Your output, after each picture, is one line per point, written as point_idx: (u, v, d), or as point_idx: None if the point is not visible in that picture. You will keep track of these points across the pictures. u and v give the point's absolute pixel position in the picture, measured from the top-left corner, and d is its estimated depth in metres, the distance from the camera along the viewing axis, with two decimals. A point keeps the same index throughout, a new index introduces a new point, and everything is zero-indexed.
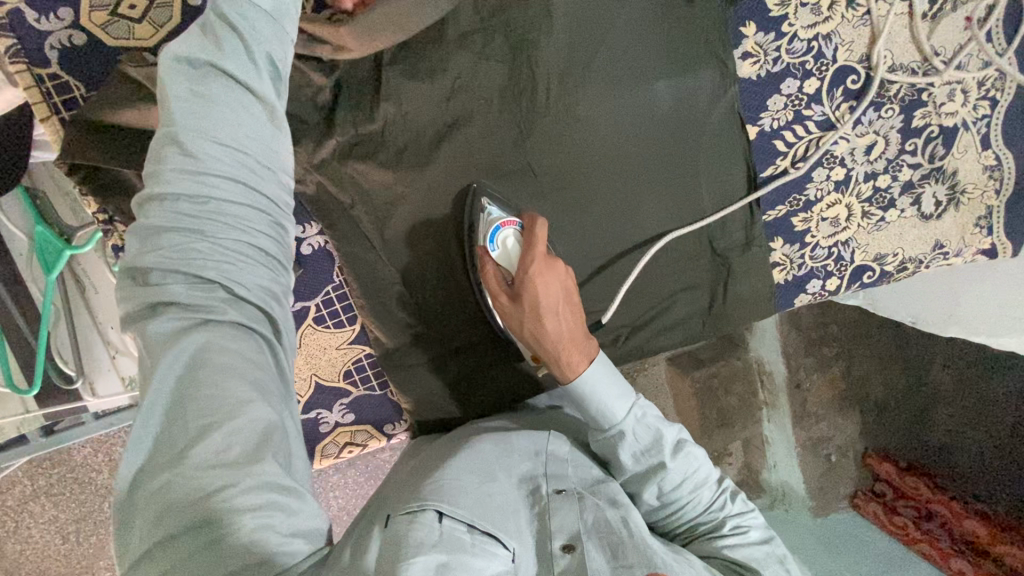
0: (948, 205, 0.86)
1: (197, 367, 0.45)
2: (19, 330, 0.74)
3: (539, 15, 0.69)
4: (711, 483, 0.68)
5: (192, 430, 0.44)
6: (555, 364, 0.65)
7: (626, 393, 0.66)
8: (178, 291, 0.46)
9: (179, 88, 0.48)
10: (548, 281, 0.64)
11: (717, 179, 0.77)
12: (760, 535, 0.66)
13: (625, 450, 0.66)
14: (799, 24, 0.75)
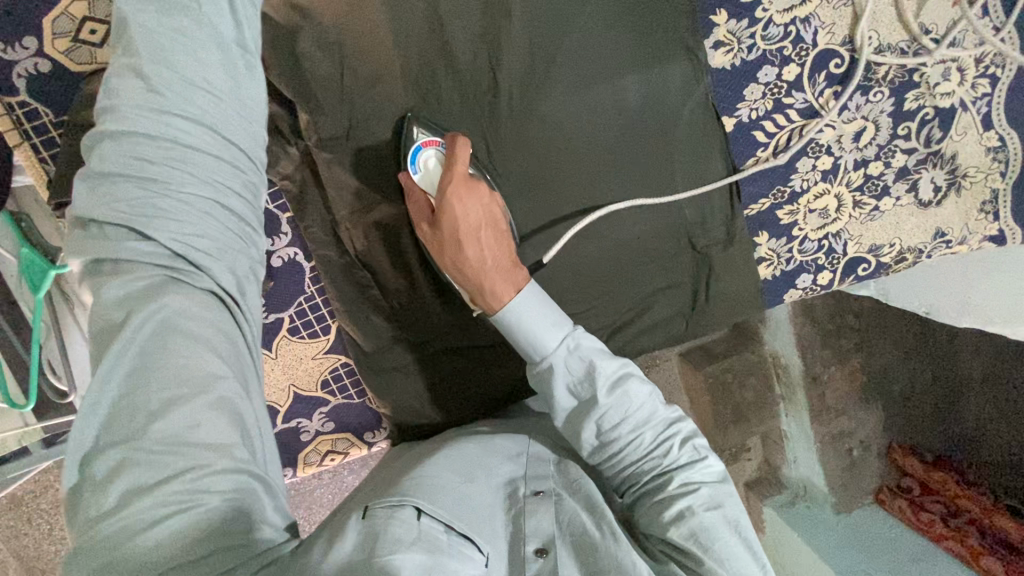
0: (948, 191, 0.82)
1: (165, 331, 0.45)
2: (12, 348, 0.76)
3: (498, 15, 0.67)
4: (655, 425, 0.63)
5: (155, 396, 0.43)
6: (481, 295, 0.65)
7: (560, 321, 0.65)
8: (144, 248, 0.46)
9: (150, 23, 0.48)
10: (466, 202, 0.63)
11: (694, 173, 0.75)
12: (711, 492, 0.60)
13: (561, 383, 0.64)
14: (774, 8, 0.72)
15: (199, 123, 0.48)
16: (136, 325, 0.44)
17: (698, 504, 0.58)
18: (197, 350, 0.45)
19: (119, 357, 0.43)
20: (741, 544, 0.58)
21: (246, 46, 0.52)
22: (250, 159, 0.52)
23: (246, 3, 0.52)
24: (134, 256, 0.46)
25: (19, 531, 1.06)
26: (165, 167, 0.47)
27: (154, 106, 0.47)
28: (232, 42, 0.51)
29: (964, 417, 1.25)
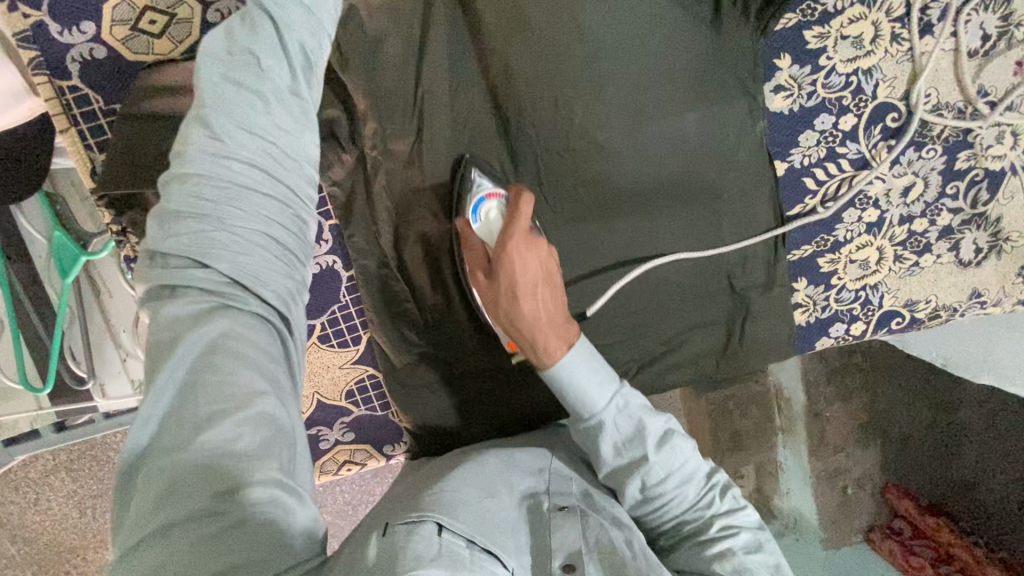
0: (988, 252, 0.81)
1: (211, 352, 0.43)
2: (35, 330, 0.75)
3: (561, 40, 0.65)
4: (700, 479, 0.64)
5: (197, 416, 0.41)
6: (531, 350, 0.63)
7: (609, 378, 0.63)
8: (194, 275, 0.45)
9: (214, 76, 0.49)
10: (526, 256, 0.62)
11: (741, 215, 0.74)
12: (752, 538, 0.61)
13: (606, 441, 0.62)
14: (838, 57, 0.71)
15: (257, 160, 0.48)
16: (183, 349, 0.43)
17: (740, 548, 0.59)
18: (239, 369, 0.43)
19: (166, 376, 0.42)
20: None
21: (299, 90, 0.52)
22: (297, 192, 0.51)
23: (296, 54, 0.52)
24: (186, 287, 0.45)
25: (6, 497, 1.06)
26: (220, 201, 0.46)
27: (211, 144, 0.47)
28: (288, 91, 0.51)
29: (962, 463, 1.24)
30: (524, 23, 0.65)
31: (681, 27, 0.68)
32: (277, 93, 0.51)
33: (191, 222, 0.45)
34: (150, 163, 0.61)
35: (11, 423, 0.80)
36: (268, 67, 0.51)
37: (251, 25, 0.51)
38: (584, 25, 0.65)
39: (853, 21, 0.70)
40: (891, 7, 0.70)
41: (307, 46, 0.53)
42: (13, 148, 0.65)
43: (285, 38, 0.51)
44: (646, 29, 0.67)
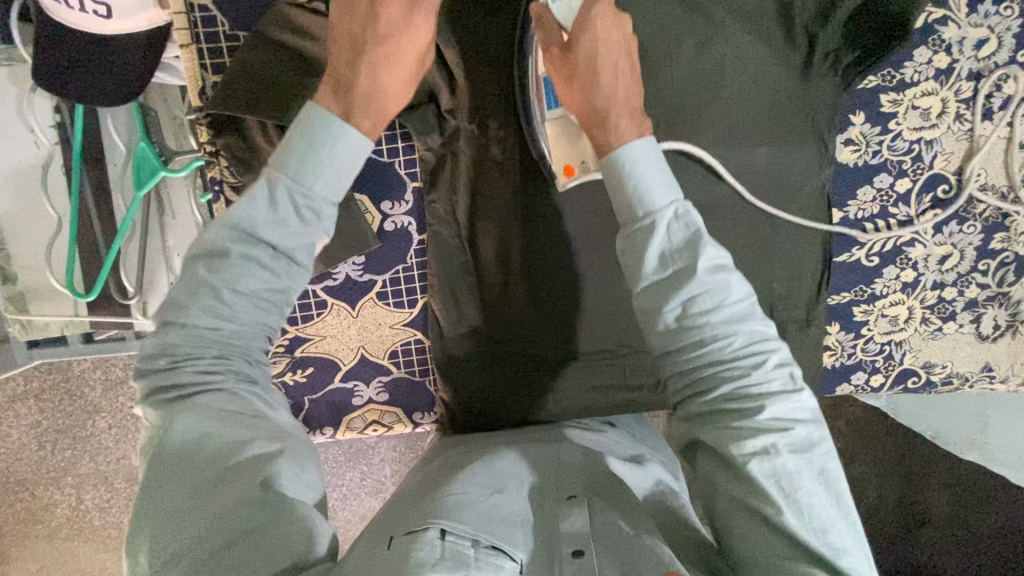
0: (1005, 331, 0.86)
1: (202, 436, 0.48)
2: (94, 236, 0.75)
3: (660, 59, 0.70)
4: (750, 330, 0.53)
5: (197, 474, 0.47)
6: (599, 131, 0.57)
7: (671, 185, 0.55)
8: (189, 384, 0.50)
9: (226, 241, 0.51)
10: (609, 28, 0.57)
11: (794, 253, 0.78)
12: (803, 434, 0.50)
13: (654, 250, 0.53)
14: (906, 124, 0.77)
15: (249, 297, 0.52)
16: (178, 430, 0.48)
17: (786, 445, 0.50)
18: (231, 442, 0.49)
19: (161, 463, 0.48)
20: (828, 505, 0.49)
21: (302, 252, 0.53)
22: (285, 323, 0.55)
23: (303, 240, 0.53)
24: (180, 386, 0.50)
25: None
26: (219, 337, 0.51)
27: (214, 294, 0.51)
28: (290, 259, 0.53)
29: (919, 545, 1.23)
30: (636, 34, 0.69)
31: (775, 65, 0.71)
32: (282, 247, 0.52)
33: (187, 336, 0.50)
34: (263, 95, 0.63)
35: (44, 325, 0.78)
36: (277, 232, 0.52)
37: (271, 205, 0.51)
38: (685, 47, 0.70)
39: (925, 94, 0.76)
40: (961, 88, 0.76)
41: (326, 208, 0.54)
42: (128, 58, 0.66)
43: (299, 208, 0.52)
44: (741, 62, 0.71)
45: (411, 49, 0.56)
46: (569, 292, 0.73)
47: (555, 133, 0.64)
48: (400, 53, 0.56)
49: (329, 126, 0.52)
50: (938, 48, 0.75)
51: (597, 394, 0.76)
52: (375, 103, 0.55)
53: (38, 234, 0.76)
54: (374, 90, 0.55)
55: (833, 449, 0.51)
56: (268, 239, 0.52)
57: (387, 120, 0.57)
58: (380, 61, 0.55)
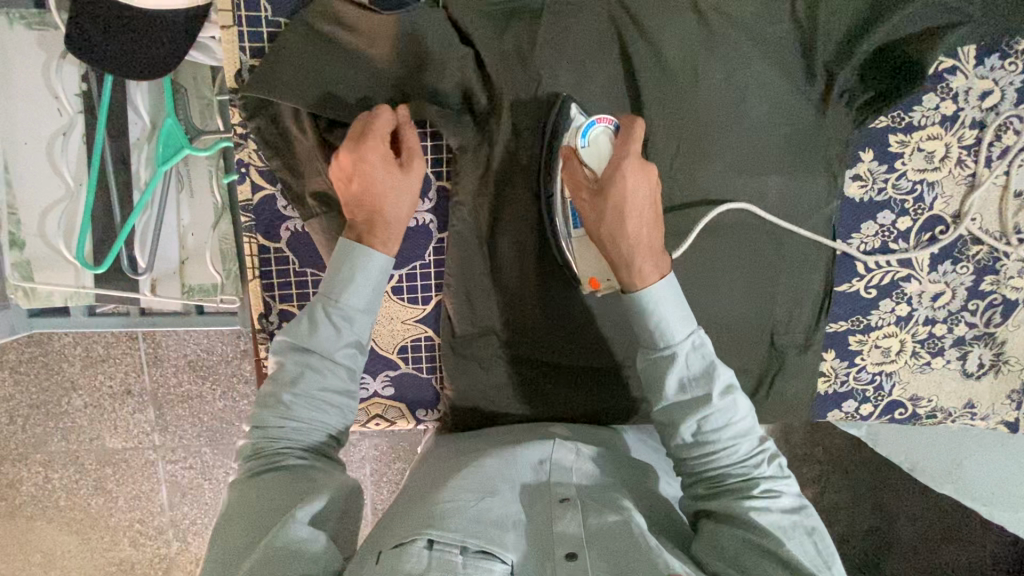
0: (988, 369, 0.90)
1: (257, 493, 0.55)
2: (110, 208, 0.74)
3: (686, 83, 0.72)
4: (753, 436, 0.59)
5: (246, 528, 0.53)
6: (620, 267, 0.61)
7: (687, 318, 0.60)
8: (259, 458, 0.58)
9: (291, 341, 0.61)
10: (638, 177, 0.61)
11: (798, 279, 0.81)
12: (791, 501, 0.57)
13: (672, 375, 0.59)
14: (911, 165, 0.80)
15: (307, 396, 0.59)
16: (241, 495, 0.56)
17: (779, 508, 0.56)
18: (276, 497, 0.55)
19: (222, 527, 0.55)
20: (819, 556, 0.55)
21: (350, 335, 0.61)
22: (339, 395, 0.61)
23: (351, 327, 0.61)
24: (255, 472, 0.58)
25: None
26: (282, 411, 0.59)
27: (281, 383, 0.60)
28: (340, 344, 0.61)
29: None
30: (666, 57, 0.72)
31: (794, 98, 0.74)
32: (330, 354, 0.60)
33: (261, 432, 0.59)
34: (300, 82, 0.64)
35: (47, 295, 0.76)
36: (325, 340, 0.60)
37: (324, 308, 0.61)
38: (711, 72, 0.72)
39: (930, 138, 0.80)
40: (964, 135, 0.80)
41: (360, 317, 0.62)
42: (171, 36, 0.66)
43: (345, 304, 0.61)
44: (762, 92, 0.74)
45: (405, 197, 0.63)
46: (581, 300, 0.74)
47: (581, 251, 0.69)
48: (401, 210, 0.64)
49: (358, 258, 0.62)
50: (945, 95, 0.79)
51: (601, 402, 0.78)
52: (376, 223, 0.63)
53: (48, 201, 0.74)
54: (394, 213, 0.63)
55: (817, 513, 0.57)
56: (321, 331, 0.60)
57: (396, 235, 0.64)
58: (362, 197, 0.62)
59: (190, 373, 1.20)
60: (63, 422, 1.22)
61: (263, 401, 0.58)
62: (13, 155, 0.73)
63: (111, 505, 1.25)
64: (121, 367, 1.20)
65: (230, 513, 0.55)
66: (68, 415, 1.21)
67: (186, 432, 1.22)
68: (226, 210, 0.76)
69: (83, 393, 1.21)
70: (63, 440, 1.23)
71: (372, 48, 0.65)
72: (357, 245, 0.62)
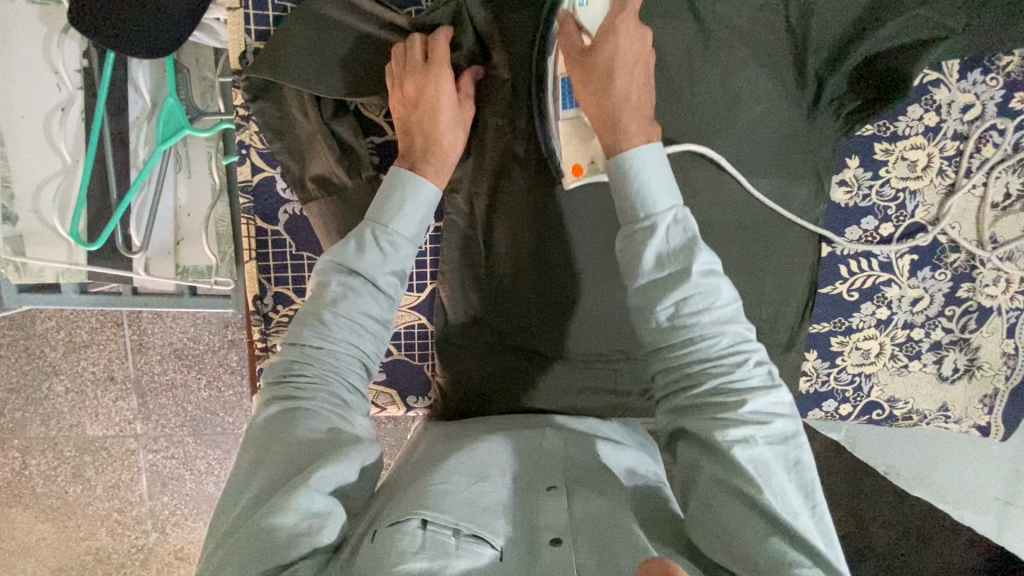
0: (963, 374, 0.93)
1: (284, 429, 0.56)
2: (106, 186, 0.75)
3: (682, 84, 0.74)
4: (736, 331, 0.56)
5: (267, 466, 0.54)
6: (607, 131, 0.62)
7: (672, 192, 0.59)
8: (291, 386, 0.59)
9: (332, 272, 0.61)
10: (631, 36, 0.61)
11: (783, 280, 0.83)
12: (780, 428, 0.54)
13: (650, 251, 0.58)
14: (895, 173, 0.83)
15: (349, 320, 0.60)
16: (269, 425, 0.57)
17: (763, 437, 0.53)
18: (305, 435, 0.55)
19: (246, 459, 0.56)
20: (798, 493, 0.52)
21: (387, 280, 0.62)
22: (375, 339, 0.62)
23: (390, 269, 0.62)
24: (286, 394, 0.58)
25: None
26: (318, 347, 0.59)
27: (316, 319, 0.60)
28: (381, 283, 0.62)
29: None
30: (663, 59, 0.74)
31: (784, 102, 0.76)
32: (374, 279, 0.61)
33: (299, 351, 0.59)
34: (305, 67, 0.65)
35: (37, 272, 0.76)
36: (373, 264, 0.62)
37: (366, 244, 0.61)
38: (706, 74, 0.74)
39: (913, 148, 0.83)
40: (945, 146, 0.83)
41: (404, 246, 0.63)
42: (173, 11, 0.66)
43: (387, 244, 0.62)
44: (754, 96, 0.76)
45: (461, 133, 0.67)
46: (574, 292, 0.76)
47: (567, 132, 0.68)
48: (456, 142, 0.67)
49: (407, 194, 0.63)
50: (929, 107, 0.82)
51: (589, 392, 0.79)
52: (433, 150, 0.65)
53: (43, 176, 0.74)
54: (451, 146, 0.66)
55: (807, 444, 0.54)
56: (361, 268, 0.61)
57: (448, 166, 0.67)
58: (426, 126, 0.65)
59: (175, 362, 1.20)
60: (43, 407, 1.21)
61: (302, 320, 0.59)
62: (9, 130, 0.72)
63: (89, 494, 1.24)
64: (104, 352, 1.19)
65: (257, 443, 0.56)
66: (48, 399, 1.20)
67: (169, 420, 1.21)
68: (223, 192, 0.77)
69: (64, 377, 1.20)
70: (42, 425, 1.21)
71: (376, 36, 0.66)
72: (411, 172, 0.63)
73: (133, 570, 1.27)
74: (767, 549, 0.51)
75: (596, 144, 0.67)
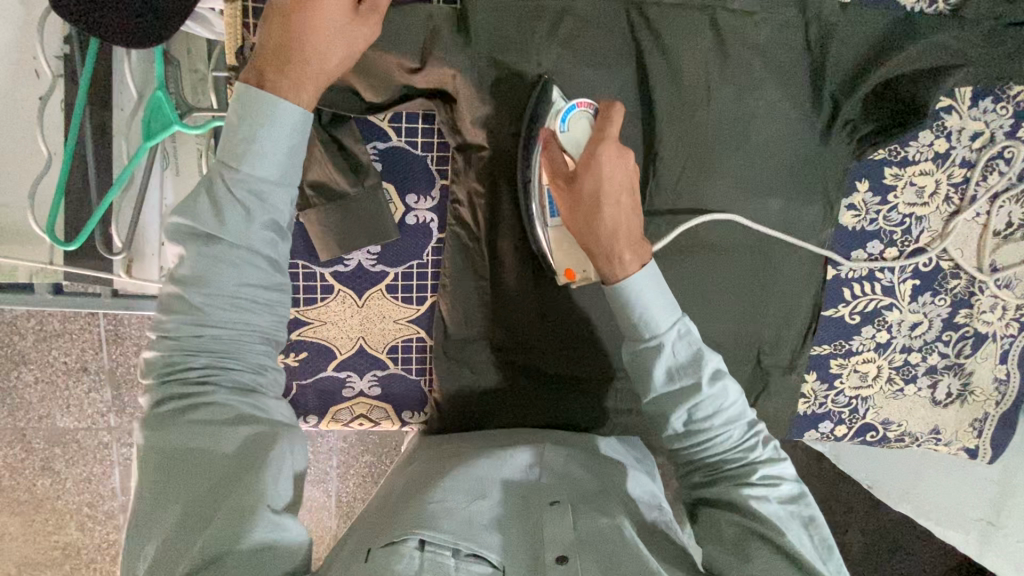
0: (956, 398, 0.93)
1: (184, 442, 0.50)
2: (86, 182, 0.70)
3: (698, 100, 0.72)
4: (743, 421, 0.58)
5: (182, 485, 0.49)
6: (600, 255, 0.58)
7: (671, 307, 0.58)
8: (174, 385, 0.52)
9: (204, 239, 0.52)
10: (613, 164, 0.58)
11: (788, 301, 0.81)
12: (788, 489, 0.56)
13: (660, 365, 0.57)
14: (902, 198, 0.83)
15: (223, 292, 0.52)
16: (163, 438, 0.50)
17: (773, 497, 0.56)
18: (208, 440, 0.50)
19: (149, 485, 0.49)
20: (816, 546, 0.55)
21: (275, 229, 0.54)
22: (269, 304, 0.55)
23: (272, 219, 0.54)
24: (175, 392, 0.51)
25: None
26: (205, 333, 0.52)
27: (196, 302, 0.52)
28: (262, 233, 0.53)
29: None
30: (679, 74, 0.71)
31: (800, 123, 0.75)
32: (250, 236, 0.52)
33: (180, 341, 0.52)
34: None
35: (8, 270, 0.71)
36: (242, 218, 0.52)
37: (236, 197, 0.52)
38: (721, 91, 0.72)
39: (922, 173, 0.82)
40: (953, 173, 0.83)
41: (273, 190, 0.54)
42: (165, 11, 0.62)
43: (263, 188, 0.53)
44: (770, 115, 0.74)
45: (336, 39, 0.54)
46: (580, 309, 0.73)
47: (557, 240, 0.66)
48: (325, 39, 0.54)
49: (270, 116, 0.53)
50: (939, 133, 0.81)
51: (590, 413, 0.77)
52: (288, 58, 0.53)
53: (17, 167, 0.69)
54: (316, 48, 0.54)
55: (814, 498, 0.57)
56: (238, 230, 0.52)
57: (303, 76, 0.54)
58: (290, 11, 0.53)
59: None
60: (12, 398, 1.15)
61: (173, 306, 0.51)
62: None
63: (60, 488, 1.19)
64: (78, 345, 1.14)
65: (156, 464, 0.49)
66: (18, 390, 1.14)
67: None
68: None
69: (35, 368, 1.14)
70: (11, 419, 1.16)
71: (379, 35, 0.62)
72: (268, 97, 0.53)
73: (103, 567, 1.22)
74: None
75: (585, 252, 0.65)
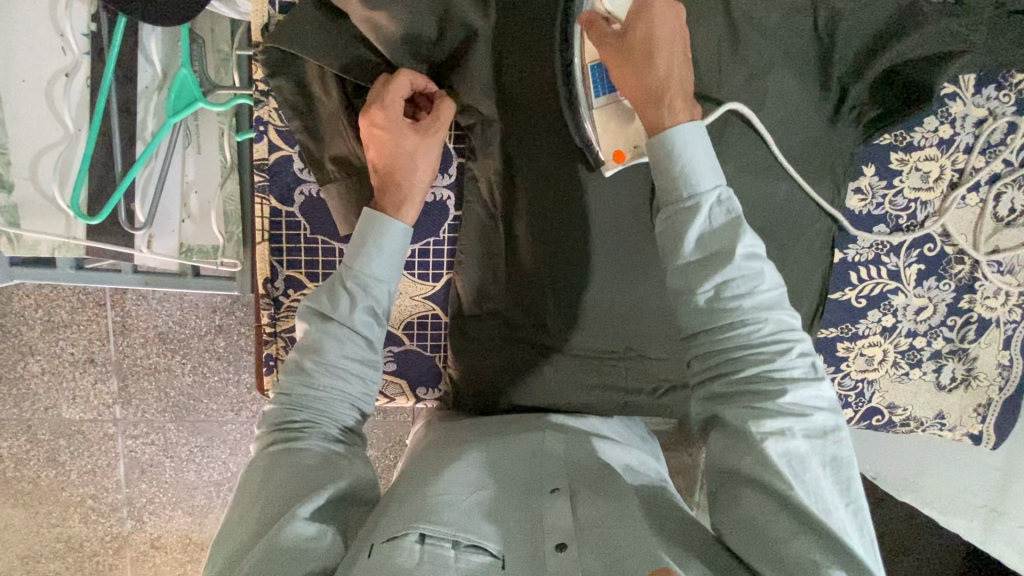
0: (960, 383, 0.94)
1: (274, 476, 0.55)
2: (112, 159, 0.72)
3: (710, 81, 0.74)
4: (783, 318, 0.55)
5: (262, 509, 0.53)
6: (652, 109, 0.57)
7: (714, 173, 0.56)
8: (278, 436, 0.58)
9: (318, 323, 0.60)
10: (665, 16, 0.57)
11: (796, 286, 0.83)
12: (820, 421, 0.53)
13: (691, 232, 0.55)
14: (907, 184, 0.85)
15: (334, 364, 0.59)
16: (262, 471, 0.56)
17: (801, 429, 0.52)
18: (293, 479, 0.54)
19: (242, 508, 0.54)
20: (831, 479, 0.52)
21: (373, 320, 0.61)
22: (364, 378, 0.61)
23: (372, 312, 0.61)
24: (279, 439, 0.58)
25: None
26: (311, 391, 0.59)
27: (307, 370, 0.59)
28: (362, 325, 0.60)
29: None
30: (688, 56, 0.73)
31: (809, 106, 0.76)
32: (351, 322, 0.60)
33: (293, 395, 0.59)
34: (327, 44, 0.64)
35: (32, 245, 0.71)
36: (347, 307, 0.60)
37: (342, 294, 0.60)
38: (731, 76, 0.74)
39: (927, 159, 0.84)
40: (957, 159, 0.84)
41: (380, 285, 0.61)
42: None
43: (367, 286, 0.61)
44: (780, 98, 0.75)
45: (429, 163, 0.63)
46: (592, 288, 0.74)
47: (602, 121, 0.64)
48: (422, 162, 0.63)
49: (378, 229, 0.61)
50: (944, 119, 0.83)
51: (604, 388, 0.78)
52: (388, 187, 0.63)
53: (44, 143, 0.70)
54: (411, 178, 0.63)
55: (847, 440, 0.53)
56: (344, 322, 0.60)
57: (411, 201, 0.63)
58: (377, 160, 0.63)
59: (159, 346, 1.16)
60: (18, 387, 1.16)
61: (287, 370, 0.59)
62: (8, 92, 0.69)
63: (62, 479, 1.19)
64: (85, 335, 1.15)
65: (251, 491, 0.55)
66: (26, 379, 1.16)
67: (150, 405, 1.17)
68: (233, 171, 0.76)
69: (41, 358, 1.15)
70: (17, 408, 1.16)
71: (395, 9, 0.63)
72: (377, 214, 0.61)
73: (106, 558, 1.23)
74: (799, 547, 0.51)
75: (635, 127, 0.63)
